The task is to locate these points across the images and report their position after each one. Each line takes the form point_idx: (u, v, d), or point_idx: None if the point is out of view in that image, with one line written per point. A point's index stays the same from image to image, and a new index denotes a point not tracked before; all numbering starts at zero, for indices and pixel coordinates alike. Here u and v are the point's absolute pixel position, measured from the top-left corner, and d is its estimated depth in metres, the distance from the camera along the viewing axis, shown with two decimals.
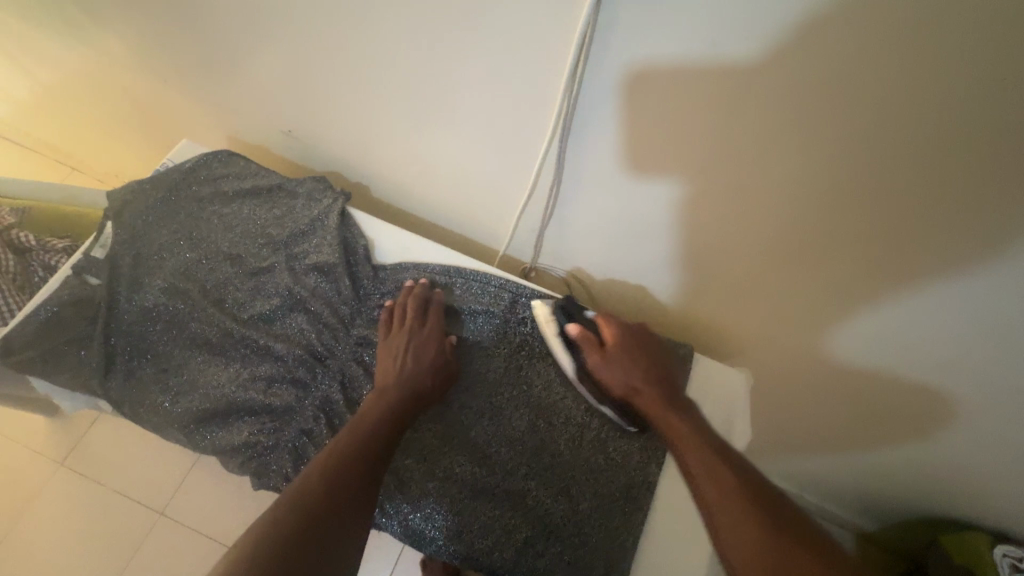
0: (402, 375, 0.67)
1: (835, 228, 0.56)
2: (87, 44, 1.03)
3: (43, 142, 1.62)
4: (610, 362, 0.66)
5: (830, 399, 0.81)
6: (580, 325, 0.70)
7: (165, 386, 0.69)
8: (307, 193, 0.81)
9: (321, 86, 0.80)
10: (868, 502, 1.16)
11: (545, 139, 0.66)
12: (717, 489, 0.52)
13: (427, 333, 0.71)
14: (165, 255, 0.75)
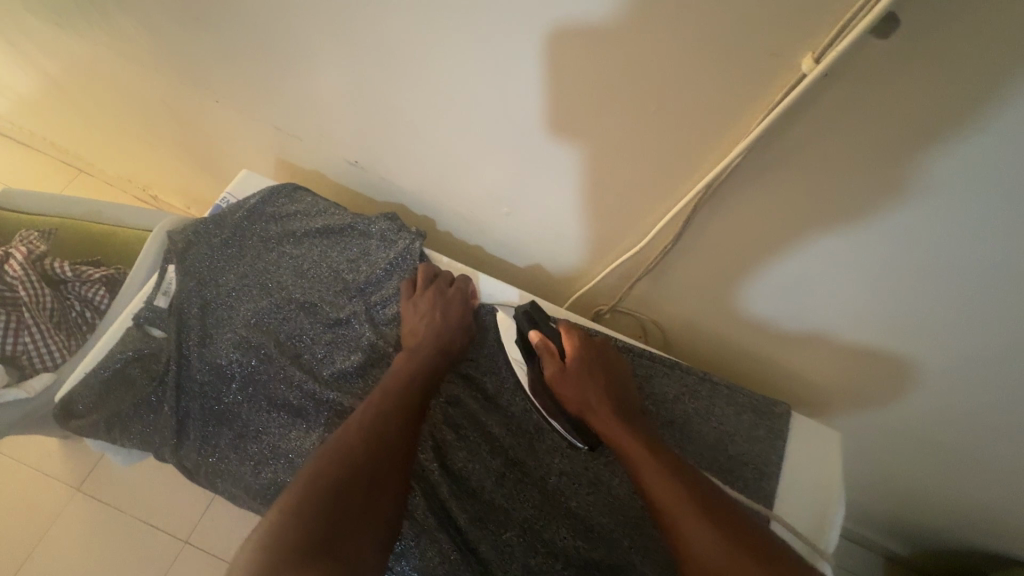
0: (427, 333, 0.68)
1: (1006, 316, 0.52)
2: (123, 55, 0.95)
3: (51, 142, 1.52)
4: (565, 375, 0.67)
5: (916, 451, 0.80)
6: (542, 332, 0.72)
7: (245, 453, 0.63)
8: (380, 233, 0.76)
9: (407, 119, 0.74)
10: (911, 530, 1.19)
11: (666, 195, 0.62)
12: (675, 496, 0.54)
13: (455, 294, 0.72)
14: (234, 304, 0.69)
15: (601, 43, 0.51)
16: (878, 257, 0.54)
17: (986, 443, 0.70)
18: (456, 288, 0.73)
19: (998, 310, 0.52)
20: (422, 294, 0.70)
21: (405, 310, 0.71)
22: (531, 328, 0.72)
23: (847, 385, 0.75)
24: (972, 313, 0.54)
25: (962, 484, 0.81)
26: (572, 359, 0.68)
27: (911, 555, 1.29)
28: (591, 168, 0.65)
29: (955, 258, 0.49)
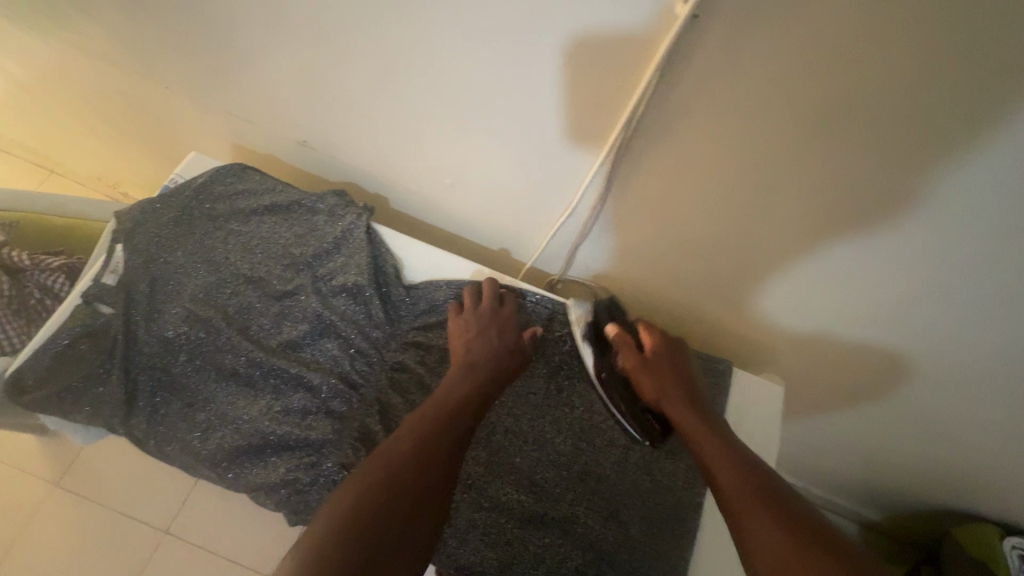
0: (481, 352, 0.68)
1: (911, 252, 0.55)
2: (74, 45, 0.96)
3: (19, 141, 1.53)
4: (645, 368, 0.70)
5: (857, 403, 0.83)
6: (620, 327, 0.73)
7: (193, 421, 0.65)
8: (328, 209, 0.77)
9: (347, 97, 0.76)
10: (873, 492, 1.23)
11: (592, 155, 0.64)
12: (744, 497, 0.55)
13: (506, 318, 0.72)
14: (183, 279, 0.71)
15: (515, 7, 0.53)
16: (790, 200, 0.57)
17: (918, 387, 0.73)
18: (506, 312, 0.72)
19: (904, 246, 0.55)
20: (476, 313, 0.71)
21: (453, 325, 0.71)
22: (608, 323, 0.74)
23: (789, 339, 0.77)
24: (882, 251, 0.57)
25: (903, 434, 0.85)
26: (649, 352, 0.71)
27: (882, 519, 1.32)
28: (522, 133, 0.67)
29: (853, 193, 0.53)
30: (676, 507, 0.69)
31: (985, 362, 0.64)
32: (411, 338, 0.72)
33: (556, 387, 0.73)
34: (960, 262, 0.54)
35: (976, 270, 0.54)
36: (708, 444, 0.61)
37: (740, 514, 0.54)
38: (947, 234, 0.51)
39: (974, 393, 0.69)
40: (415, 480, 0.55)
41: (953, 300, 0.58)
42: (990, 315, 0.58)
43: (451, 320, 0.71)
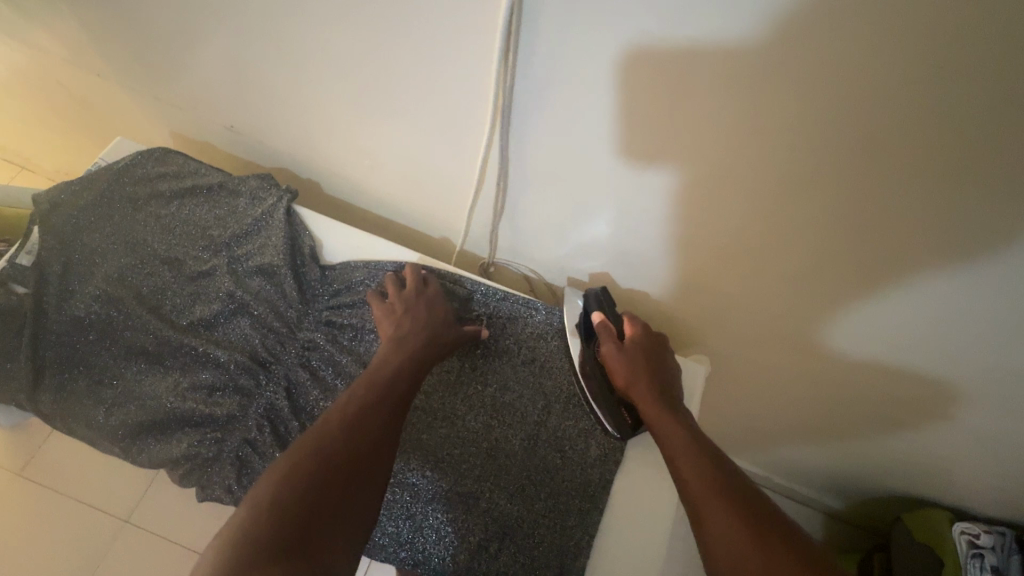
0: (412, 329, 0.68)
1: (794, 220, 0.55)
2: None
3: None
4: (624, 353, 0.66)
5: (786, 382, 0.83)
6: (605, 315, 0.70)
7: (99, 398, 0.66)
8: (250, 191, 0.78)
9: (257, 80, 0.76)
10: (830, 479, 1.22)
11: (484, 128, 0.64)
12: (709, 487, 0.52)
13: (432, 298, 0.72)
14: (98, 260, 0.72)
15: None
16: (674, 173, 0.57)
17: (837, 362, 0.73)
18: (431, 291, 0.73)
19: (787, 214, 0.55)
20: (399, 293, 0.71)
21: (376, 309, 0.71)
22: (595, 310, 0.70)
23: (710, 318, 0.77)
24: (771, 219, 0.56)
25: (835, 412, 0.84)
26: (629, 340, 0.67)
27: (847, 508, 1.31)
28: (423, 109, 0.67)
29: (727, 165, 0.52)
30: (583, 484, 0.68)
31: (890, 335, 0.63)
32: (325, 317, 0.73)
33: (470, 365, 0.74)
34: (841, 228, 0.53)
35: (854, 238, 0.53)
36: (677, 432, 0.58)
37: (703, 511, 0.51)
38: (820, 200, 0.51)
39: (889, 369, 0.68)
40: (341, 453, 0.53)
41: (844, 271, 0.58)
42: (882, 285, 0.57)
43: (371, 301, 0.72)
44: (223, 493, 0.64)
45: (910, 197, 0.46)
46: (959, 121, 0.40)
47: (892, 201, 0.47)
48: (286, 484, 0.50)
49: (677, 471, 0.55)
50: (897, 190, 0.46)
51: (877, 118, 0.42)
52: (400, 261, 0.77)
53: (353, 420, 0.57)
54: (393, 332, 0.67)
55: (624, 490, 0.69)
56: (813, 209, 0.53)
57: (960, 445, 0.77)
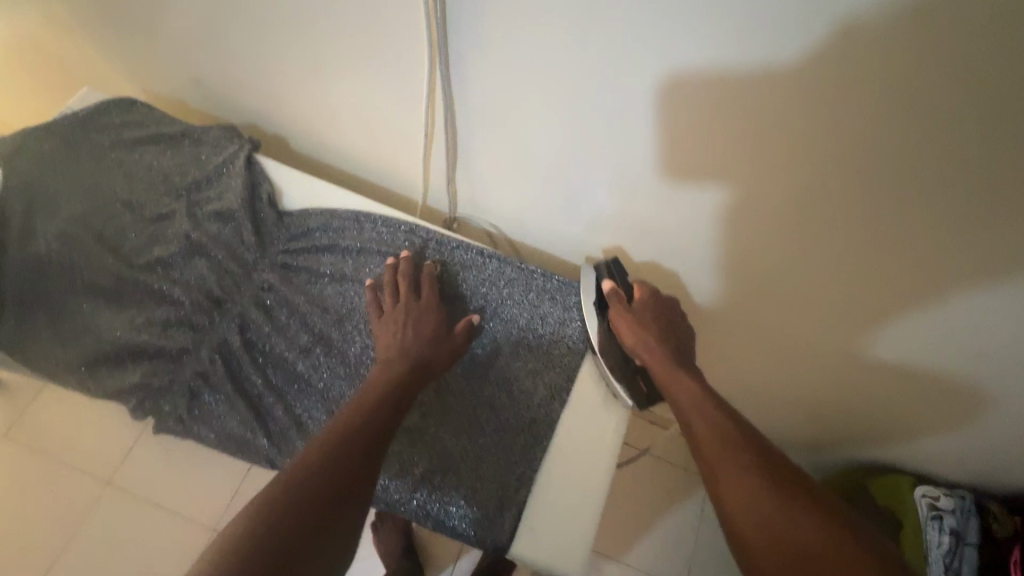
0: (410, 348, 0.67)
1: (723, 141, 0.57)
2: None
3: None
4: (634, 320, 0.68)
5: (738, 337, 0.84)
6: (615, 283, 0.71)
7: (56, 331, 0.68)
8: (212, 141, 0.80)
9: (217, 29, 0.77)
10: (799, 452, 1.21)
11: (425, 64, 0.65)
12: (725, 448, 0.54)
13: (424, 306, 0.71)
14: (60, 201, 0.74)
15: None
16: (610, 98, 0.58)
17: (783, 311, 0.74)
18: (426, 299, 0.71)
19: (716, 138, 0.56)
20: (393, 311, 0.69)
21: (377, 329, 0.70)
22: (605, 279, 0.72)
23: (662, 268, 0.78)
24: (702, 148, 0.58)
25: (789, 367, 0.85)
26: (639, 307, 0.69)
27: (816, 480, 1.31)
28: (371, 53, 0.68)
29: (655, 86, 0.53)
30: (528, 421, 0.70)
31: (825, 271, 0.64)
32: (281, 260, 0.74)
33: None
34: (767, 156, 0.54)
35: (780, 152, 0.55)
36: (692, 394, 0.60)
37: (712, 459, 0.54)
38: (744, 112, 0.53)
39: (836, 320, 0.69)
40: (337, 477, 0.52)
41: (777, 195, 0.59)
42: (815, 208, 0.58)
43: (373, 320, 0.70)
44: (174, 424, 0.66)
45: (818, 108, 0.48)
46: (861, 2, 0.41)
47: (809, 102, 0.49)
48: (292, 489, 0.50)
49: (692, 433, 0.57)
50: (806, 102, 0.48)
51: (790, 10, 0.44)
52: (357, 210, 0.79)
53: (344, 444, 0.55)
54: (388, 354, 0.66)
55: (569, 431, 0.70)
56: (738, 125, 0.54)
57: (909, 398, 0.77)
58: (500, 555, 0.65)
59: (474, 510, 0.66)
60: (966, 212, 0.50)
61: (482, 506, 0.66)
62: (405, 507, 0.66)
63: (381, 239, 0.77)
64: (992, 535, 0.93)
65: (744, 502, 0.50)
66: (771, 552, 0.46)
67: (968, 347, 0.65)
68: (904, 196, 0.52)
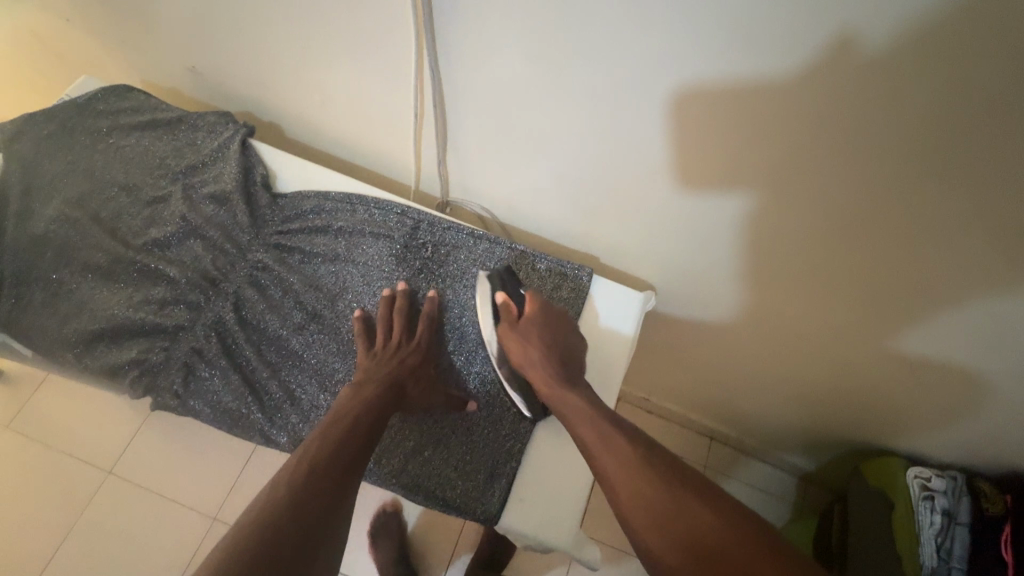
0: (390, 383, 0.66)
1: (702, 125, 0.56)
2: None
3: None
4: (516, 333, 0.69)
5: (728, 313, 0.85)
6: (507, 295, 0.72)
7: (53, 309, 0.69)
8: (207, 126, 0.81)
9: (210, 16, 0.78)
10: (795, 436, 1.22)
11: (414, 46, 0.66)
12: (615, 459, 0.55)
13: (414, 347, 0.70)
14: (57, 184, 0.75)
15: None
16: (587, 83, 0.59)
17: (772, 286, 0.75)
18: (417, 340, 0.71)
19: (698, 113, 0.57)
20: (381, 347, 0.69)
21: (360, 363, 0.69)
22: (499, 290, 0.73)
23: (652, 246, 0.79)
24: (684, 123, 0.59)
25: (779, 344, 0.86)
26: (526, 319, 0.70)
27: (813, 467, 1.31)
28: (360, 36, 0.69)
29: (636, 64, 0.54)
30: (518, 396, 0.71)
31: (807, 248, 0.65)
32: (274, 241, 0.76)
33: (414, 289, 0.77)
34: (747, 130, 0.55)
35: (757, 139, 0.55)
36: (579, 412, 0.61)
37: (606, 472, 0.55)
38: (722, 97, 0.53)
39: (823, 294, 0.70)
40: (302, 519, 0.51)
41: (757, 176, 0.59)
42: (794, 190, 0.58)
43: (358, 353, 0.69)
44: (170, 399, 0.67)
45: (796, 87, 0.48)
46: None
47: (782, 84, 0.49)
48: (255, 535, 0.48)
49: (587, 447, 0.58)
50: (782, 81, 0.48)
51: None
52: (350, 192, 0.80)
53: (313, 482, 0.54)
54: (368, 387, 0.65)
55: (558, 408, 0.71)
56: (716, 108, 0.54)
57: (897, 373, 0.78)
58: (491, 524, 0.66)
59: (466, 481, 0.67)
60: (939, 194, 0.50)
61: (473, 478, 0.67)
62: (397, 480, 0.67)
63: (374, 220, 0.78)
64: (982, 515, 0.92)
65: (647, 511, 0.51)
66: (672, 551, 0.48)
67: (948, 323, 0.65)
68: (879, 181, 0.52)
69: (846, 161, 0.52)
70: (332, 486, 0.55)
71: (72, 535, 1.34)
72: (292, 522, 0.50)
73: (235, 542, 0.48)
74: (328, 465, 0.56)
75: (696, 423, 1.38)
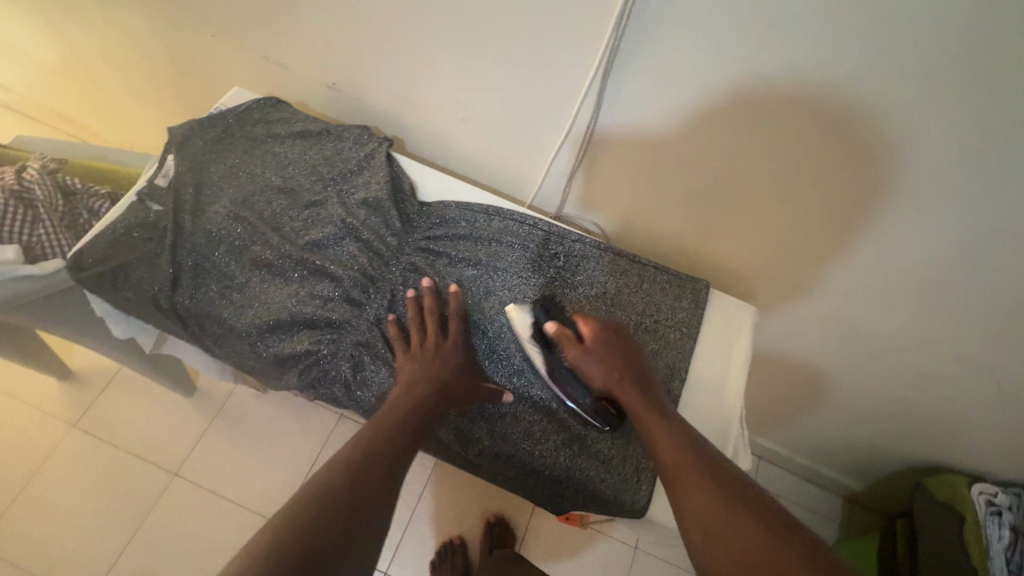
0: (429, 376, 0.69)
1: (861, 153, 0.63)
2: (115, 10, 1.05)
3: (46, 109, 1.58)
4: (587, 355, 0.68)
5: (831, 329, 0.90)
6: (558, 322, 0.72)
7: (229, 300, 0.74)
8: (353, 137, 0.86)
9: (369, 38, 0.84)
10: (859, 465, 1.23)
11: (588, 76, 0.72)
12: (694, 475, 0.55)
13: (453, 345, 0.73)
14: (224, 185, 0.81)
15: None
16: (750, 111, 0.65)
17: (883, 308, 0.81)
18: (454, 339, 0.74)
19: (856, 146, 0.63)
20: (422, 345, 0.72)
21: (403, 361, 0.71)
22: (547, 320, 0.72)
23: (766, 264, 0.85)
24: (839, 156, 0.65)
25: (879, 361, 0.90)
26: (590, 340, 0.69)
27: (867, 494, 1.30)
28: (526, 66, 0.75)
29: (812, 95, 0.60)
30: None
31: (928, 266, 0.71)
32: (423, 245, 0.81)
33: (550, 295, 0.80)
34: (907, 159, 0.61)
35: (911, 169, 0.61)
36: (660, 427, 0.61)
37: (686, 497, 0.54)
38: (893, 130, 0.59)
39: (940, 312, 0.76)
40: (347, 500, 0.52)
41: (904, 199, 0.65)
42: (941, 214, 0.64)
43: (402, 351, 0.72)
44: (338, 388, 0.72)
45: (972, 127, 0.55)
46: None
47: (950, 119, 0.55)
48: (299, 515, 0.49)
49: (662, 462, 0.59)
50: (961, 121, 0.55)
51: (962, 45, 0.50)
52: (487, 205, 0.85)
53: (362, 464, 0.56)
54: (408, 382, 0.68)
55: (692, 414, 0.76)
56: (887, 135, 0.60)
57: (999, 392, 0.83)
58: (640, 514, 0.70)
59: (614, 474, 0.71)
60: None
61: (621, 471, 0.71)
62: (551, 470, 0.71)
63: (506, 228, 0.83)
64: None
65: (718, 525, 0.51)
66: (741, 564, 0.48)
67: None
68: None
69: (1004, 189, 0.58)
70: (380, 472, 0.57)
71: (135, 538, 1.32)
72: (344, 506, 0.52)
73: (281, 521, 0.48)
74: (377, 458, 0.58)
75: (752, 446, 1.39)
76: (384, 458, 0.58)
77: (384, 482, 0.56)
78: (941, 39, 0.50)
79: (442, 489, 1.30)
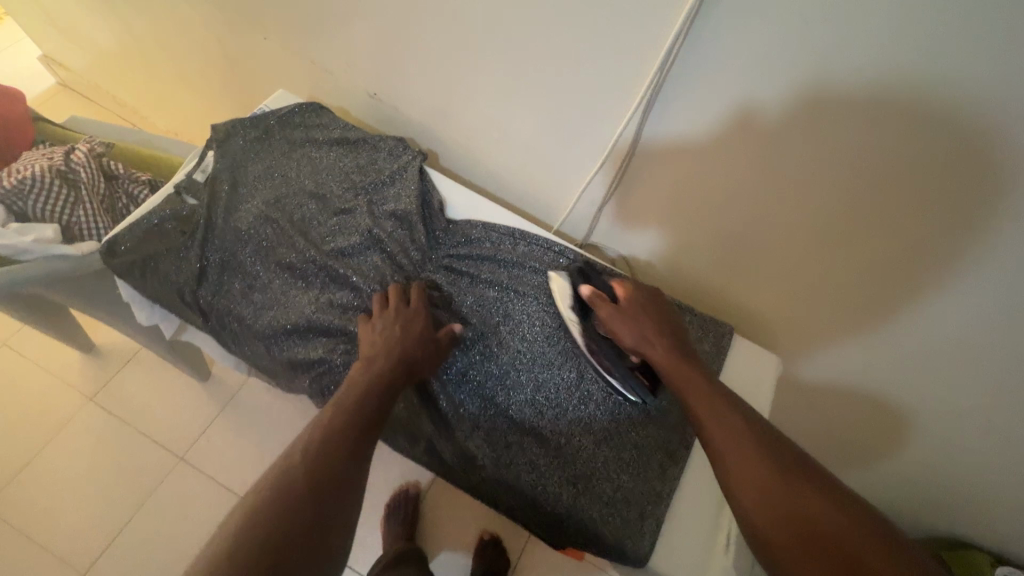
0: (392, 344, 0.67)
1: (904, 212, 0.61)
2: (177, 7, 1.09)
3: (102, 92, 1.65)
4: (621, 315, 0.70)
5: (856, 387, 0.87)
6: (593, 286, 0.74)
7: (251, 300, 0.75)
8: (388, 149, 0.87)
9: (417, 55, 0.85)
10: None
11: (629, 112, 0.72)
12: (730, 431, 0.56)
13: (415, 313, 0.72)
14: (259, 185, 0.82)
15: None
16: (792, 162, 0.64)
17: (914, 373, 0.77)
18: (417, 306, 0.72)
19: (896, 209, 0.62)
20: (384, 312, 0.71)
21: (368, 327, 0.70)
22: (583, 285, 0.74)
23: (794, 313, 0.83)
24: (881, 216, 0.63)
25: (904, 426, 0.86)
26: (624, 303, 0.71)
27: None
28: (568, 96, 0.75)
29: (857, 153, 0.59)
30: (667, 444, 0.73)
31: (972, 337, 0.67)
32: (446, 263, 0.81)
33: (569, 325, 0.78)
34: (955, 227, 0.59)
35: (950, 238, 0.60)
36: (694, 387, 0.61)
37: (726, 449, 0.55)
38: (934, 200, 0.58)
39: (977, 385, 0.72)
40: (318, 479, 0.52)
41: (948, 265, 0.62)
42: (986, 287, 0.61)
43: (369, 319, 0.71)
44: None
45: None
46: None
47: (1000, 198, 0.54)
48: (268, 508, 0.49)
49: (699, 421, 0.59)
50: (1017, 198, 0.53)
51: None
52: (515, 228, 0.85)
53: (331, 439, 0.56)
54: (369, 349, 0.66)
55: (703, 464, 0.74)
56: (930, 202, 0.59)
57: None
58: (641, 564, 0.67)
59: (617, 518, 0.68)
60: None
61: (625, 515, 0.69)
62: (552, 507, 0.69)
63: (531, 253, 0.82)
64: None
65: (757, 476, 0.52)
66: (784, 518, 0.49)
67: None
68: None
69: None
70: (350, 445, 0.56)
71: (135, 518, 1.34)
72: (314, 488, 0.52)
73: (250, 517, 0.49)
74: (345, 430, 0.57)
75: None
76: (354, 428, 0.58)
77: (349, 459, 0.55)
78: (998, 112, 0.49)
79: (440, 503, 1.28)
